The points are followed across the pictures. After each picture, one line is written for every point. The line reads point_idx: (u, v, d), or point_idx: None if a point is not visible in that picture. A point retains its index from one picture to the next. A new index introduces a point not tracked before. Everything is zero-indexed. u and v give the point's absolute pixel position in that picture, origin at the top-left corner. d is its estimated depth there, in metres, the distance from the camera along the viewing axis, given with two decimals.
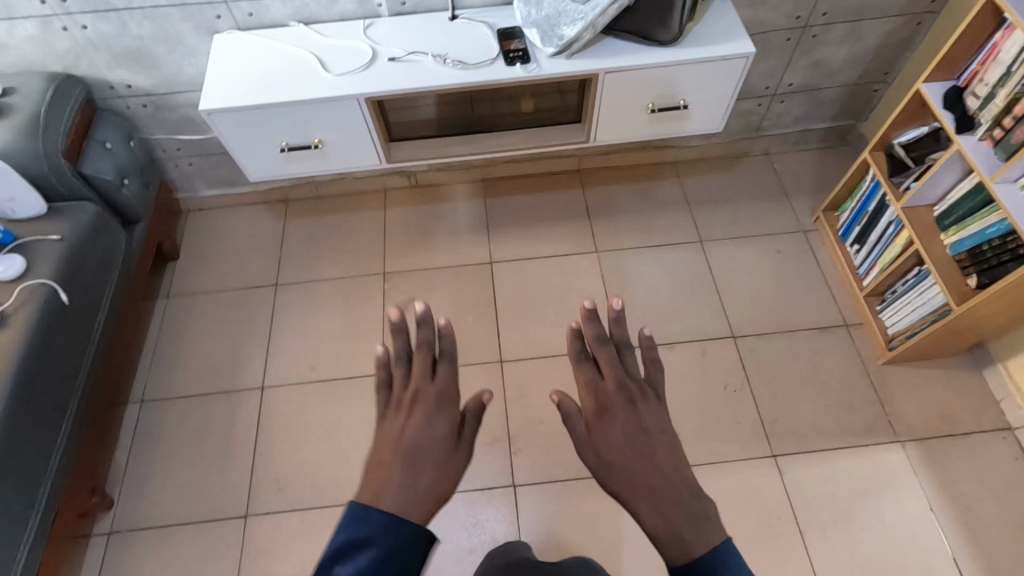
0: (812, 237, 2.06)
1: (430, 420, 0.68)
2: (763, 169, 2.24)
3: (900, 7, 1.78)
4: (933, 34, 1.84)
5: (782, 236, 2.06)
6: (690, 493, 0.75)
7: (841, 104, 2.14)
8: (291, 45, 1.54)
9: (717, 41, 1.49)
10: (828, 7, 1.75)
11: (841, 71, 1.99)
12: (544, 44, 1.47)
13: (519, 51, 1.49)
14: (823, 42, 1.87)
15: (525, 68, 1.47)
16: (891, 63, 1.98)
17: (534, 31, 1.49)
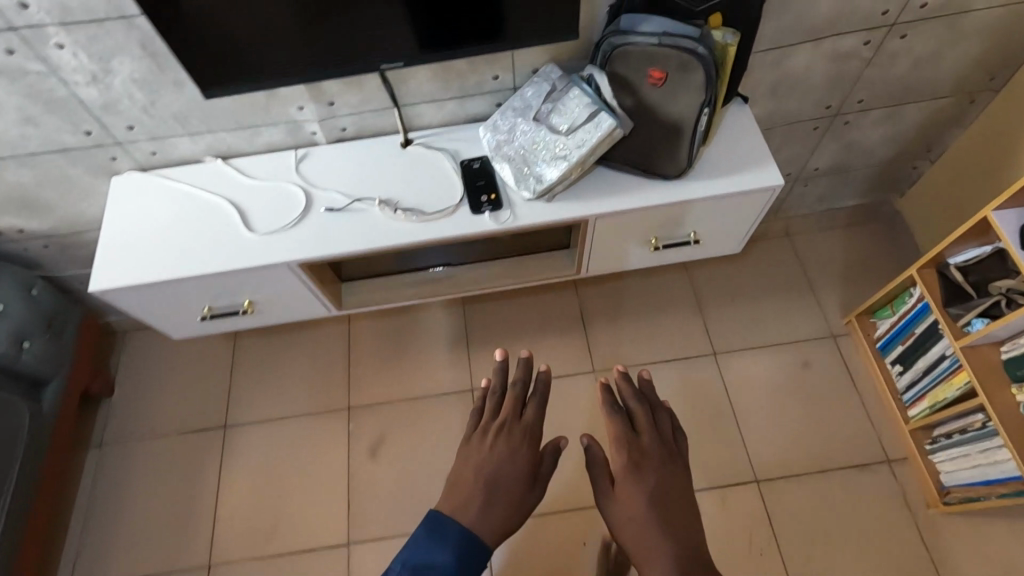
0: (845, 345, 1.77)
1: (513, 453, 0.92)
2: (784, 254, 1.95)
3: (951, 87, 1.47)
4: (989, 115, 1.52)
5: (810, 344, 1.78)
6: (708, 572, 0.82)
7: (873, 181, 1.83)
8: (209, 190, 1.24)
9: (738, 175, 1.19)
10: (864, 93, 1.44)
11: (876, 153, 1.68)
12: (518, 186, 1.18)
13: (489, 193, 1.19)
14: (856, 128, 1.56)
15: (496, 219, 1.17)
16: (936, 140, 1.67)
17: (507, 167, 1.19)
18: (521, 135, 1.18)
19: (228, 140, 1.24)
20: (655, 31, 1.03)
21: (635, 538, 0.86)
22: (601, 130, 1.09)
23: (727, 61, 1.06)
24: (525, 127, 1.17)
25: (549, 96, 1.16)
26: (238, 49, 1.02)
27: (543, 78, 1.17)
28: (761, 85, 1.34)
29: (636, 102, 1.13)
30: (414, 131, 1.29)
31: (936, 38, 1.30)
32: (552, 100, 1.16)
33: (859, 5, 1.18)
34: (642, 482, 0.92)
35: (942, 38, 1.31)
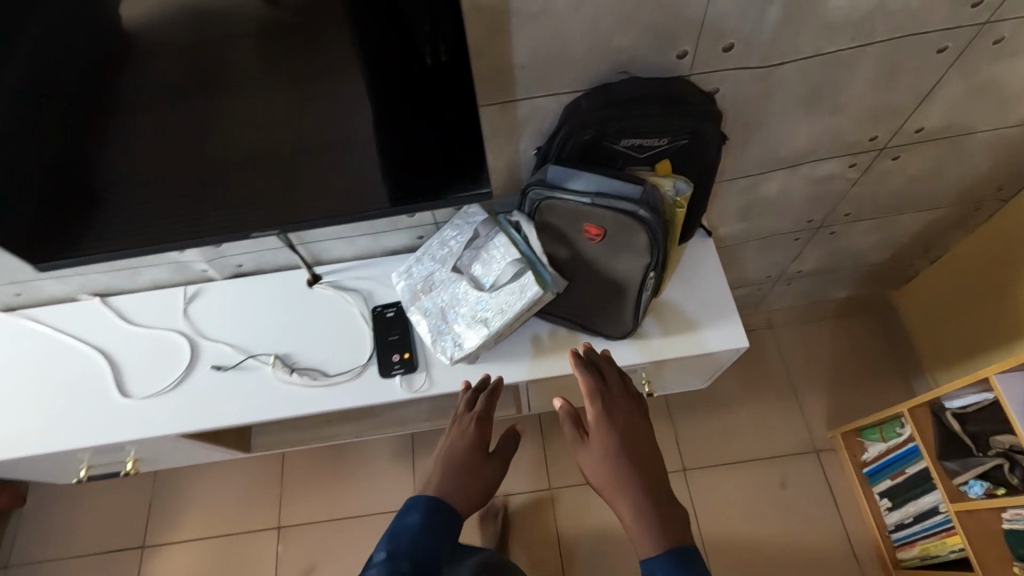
0: (829, 463, 1.60)
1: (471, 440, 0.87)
2: (764, 350, 1.77)
3: (952, 199, 1.28)
4: (995, 226, 1.34)
5: (789, 461, 1.61)
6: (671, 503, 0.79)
7: (865, 277, 1.65)
8: (81, 337, 1.07)
9: (695, 334, 1.01)
10: (850, 209, 1.26)
11: (866, 255, 1.50)
12: (433, 345, 1.00)
13: (400, 352, 1.01)
14: (843, 237, 1.38)
15: (408, 385, 1.00)
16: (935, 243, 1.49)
17: (422, 322, 1.01)
18: (438, 287, 1.00)
19: (104, 280, 1.08)
20: (586, 190, 0.85)
21: (602, 471, 0.82)
22: (529, 294, 0.92)
23: (674, 218, 0.89)
24: (444, 277, 1.00)
25: (470, 243, 0.99)
26: (143, 194, 0.86)
27: (464, 221, 1.01)
28: (729, 208, 1.16)
29: (571, 254, 0.96)
30: (322, 265, 1.12)
31: (934, 159, 1.12)
32: (473, 248, 0.98)
33: (840, 135, 1.00)
34: (618, 441, 0.83)
35: (940, 159, 1.12)
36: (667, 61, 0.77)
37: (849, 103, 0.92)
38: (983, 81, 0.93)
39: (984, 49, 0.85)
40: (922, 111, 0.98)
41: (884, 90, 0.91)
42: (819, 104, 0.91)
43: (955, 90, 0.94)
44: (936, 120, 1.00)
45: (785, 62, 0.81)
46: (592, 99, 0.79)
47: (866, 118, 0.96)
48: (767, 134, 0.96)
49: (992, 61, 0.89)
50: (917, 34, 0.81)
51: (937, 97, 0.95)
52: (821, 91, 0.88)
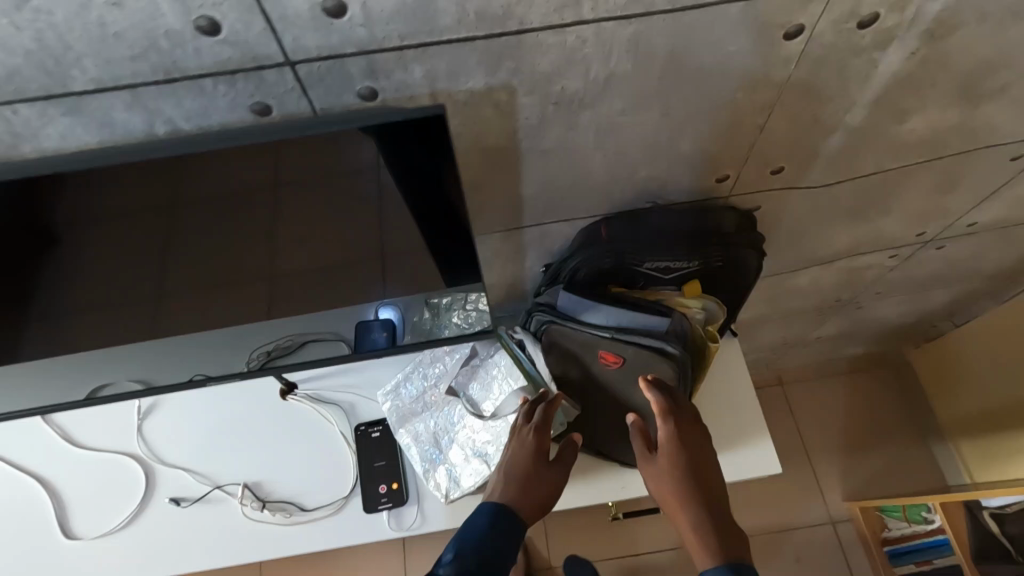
0: (844, 534, 1.52)
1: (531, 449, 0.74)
2: (775, 407, 1.67)
3: (990, 275, 1.18)
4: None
5: (804, 533, 1.52)
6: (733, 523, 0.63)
7: (885, 336, 1.55)
8: (17, 459, 0.92)
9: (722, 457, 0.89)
10: (881, 288, 1.15)
11: (888, 322, 1.40)
12: (425, 475, 0.87)
13: (388, 481, 0.89)
14: (869, 309, 1.27)
15: (398, 521, 0.87)
16: (963, 309, 1.39)
17: (412, 449, 0.88)
18: (430, 410, 0.87)
19: None
20: (607, 323, 0.72)
21: (663, 482, 0.65)
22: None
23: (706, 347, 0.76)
24: (438, 397, 0.87)
25: (467, 361, 0.86)
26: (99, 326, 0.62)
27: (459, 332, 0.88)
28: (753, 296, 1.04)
29: (583, 376, 0.84)
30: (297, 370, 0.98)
31: (980, 244, 1.01)
32: (470, 368, 0.86)
33: (884, 232, 0.88)
34: (687, 449, 0.66)
35: (986, 245, 1.02)
36: (704, 186, 0.65)
37: (901, 207, 0.80)
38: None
39: None
40: (978, 209, 0.86)
41: (941, 195, 0.80)
42: (868, 211, 0.79)
43: (1017, 191, 0.83)
44: (991, 215, 0.89)
45: (838, 180, 0.69)
46: (617, 226, 0.68)
47: (915, 217, 0.85)
48: (805, 238, 0.84)
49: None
50: (989, 149, 0.69)
51: (996, 198, 0.84)
52: (874, 199, 0.77)
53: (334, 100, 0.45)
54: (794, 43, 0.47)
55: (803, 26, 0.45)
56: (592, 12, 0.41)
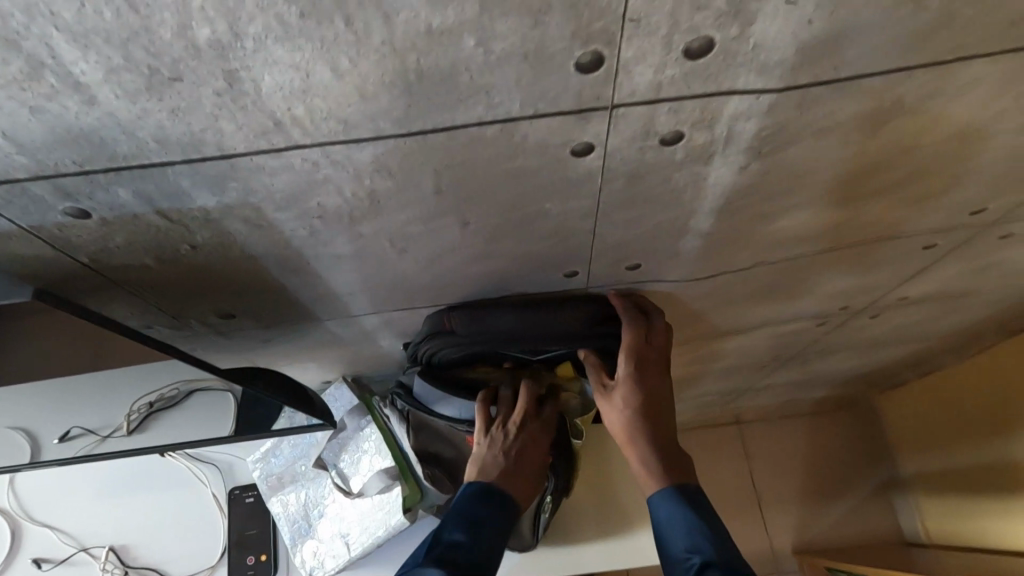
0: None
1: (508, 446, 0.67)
2: (732, 449, 1.59)
3: (944, 336, 1.08)
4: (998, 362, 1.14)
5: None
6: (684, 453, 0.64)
7: (844, 383, 1.45)
8: None
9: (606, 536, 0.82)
10: (820, 348, 1.06)
11: (842, 373, 1.31)
12: (292, 549, 0.81)
13: (257, 553, 0.83)
14: (814, 364, 1.18)
15: None
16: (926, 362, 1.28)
17: (282, 520, 0.83)
18: (302, 480, 0.83)
19: None
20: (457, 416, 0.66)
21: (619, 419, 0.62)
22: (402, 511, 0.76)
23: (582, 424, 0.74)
24: (309, 468, 0.83)
25: (334, 433, 0.82)
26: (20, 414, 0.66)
27: (333, 402, 0.86)
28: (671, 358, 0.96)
29: (457, 456, 0.78)
30: None
31: (923, 314, 0.92)
32: (338, 441, 0.81)
33: (802, 307, 0.80)
34: (645, 389, 0.62)
35: (931, 313, 0.92)
36: (553, 279, 0.57)
37: (810, 287, 0.72)
38: (985, 264, 0.73)
39: (988, 242, 0.65)
40: (905, 286, 0.77)
41: (854, 277, 0.71)
42: (770, 291, 0.71)
43: (948, 272, 0.73)
44: (924, 291, 0.80)
45: (716, 272, 0.61)
46: (462, 324, 0.60)
47: (832, 295, 0.76)
48: (706, 314, 0.76)
49: (995, 252, 0.68)
50: (893, 240, 0.61)
51: (924, 278, 0.74)
52: (773, 284, 0.68)
53: (38, 219, 0.39)
54: (588, 158, 0.39)
55: (591, 142, 0.38)
56: (305, 136, 0.34)
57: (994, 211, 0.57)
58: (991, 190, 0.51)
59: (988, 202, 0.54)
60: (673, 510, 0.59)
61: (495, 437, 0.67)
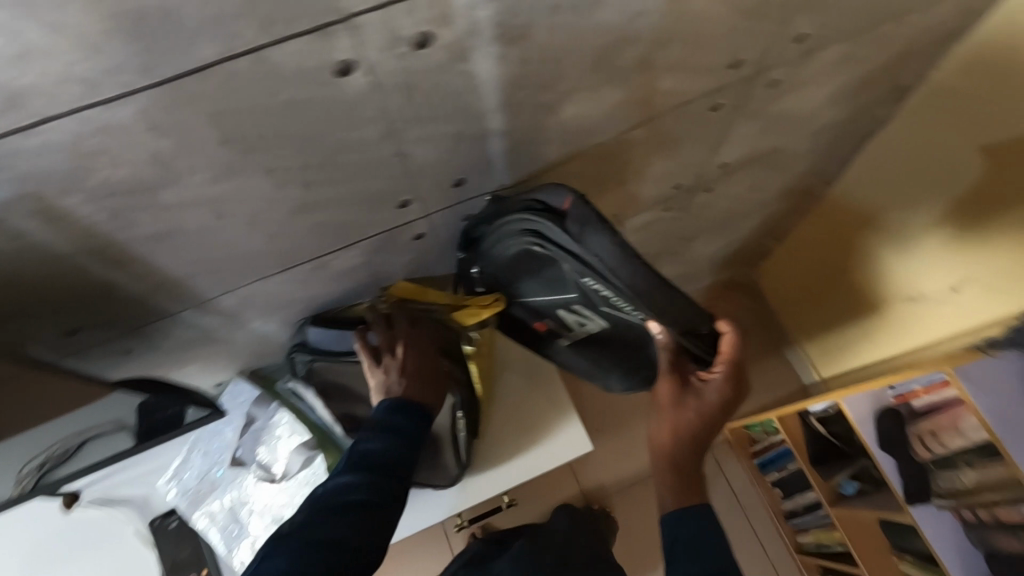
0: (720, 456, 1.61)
1: (408, 359, 0.72)
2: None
3: (780, 194, 1.22)
4: (831, 208, 1.30)
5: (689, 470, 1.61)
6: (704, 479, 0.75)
7: (723, 264, 1.60)
8: None
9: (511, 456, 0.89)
10: (682, 232, 1.17)
11: (715, 253, 1.45)
12: (231, 554, 0.82)
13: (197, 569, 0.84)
14: (685, 250, 1.30)
15: None
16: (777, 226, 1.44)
17: (212, 530, 0.82)
18: (223, 485, 0.83)
19: None
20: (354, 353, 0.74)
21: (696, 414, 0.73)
22: (328, 474, 0.79)
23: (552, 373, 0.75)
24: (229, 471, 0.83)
25: (244, 429, 0.82)
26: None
27: (234, 400, 0.85)
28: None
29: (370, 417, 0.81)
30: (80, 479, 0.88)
31: (749, 177, 1.04)
32: (251, 434, 0.82)
33: (641, 193, 0.88)
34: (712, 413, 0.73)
35: (754, 175, 1.05)
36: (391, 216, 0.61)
37: (635, 172, 0.80)
38: (773, 117, 0.83)
39: (761, 93, 0.75)
40: (721, 152, 0.87)
41: (670, 152, 0.79)
42: (602, 184, 0.78)
43: (747, 130, 0.84)
44: (739, 153, 0.91)
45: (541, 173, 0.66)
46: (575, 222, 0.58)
47: (661, 175, 0.85)
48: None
49: (773, 102, 0.78)
50: (681, 107, 0.69)
51: (729, 141, 0.84)
52: (600, 176, 0.75)
53: None
54: (353, 77, 0.42)
55: (347, 60, 0.41)
56: (49, 106, 0.34)
57: (748, 60, 0.65)
58: (734, 39, 0.60)
59: (738, 50, 0.62)
60: (695, 526, 0.67)
61: (393, 352, 0.73)
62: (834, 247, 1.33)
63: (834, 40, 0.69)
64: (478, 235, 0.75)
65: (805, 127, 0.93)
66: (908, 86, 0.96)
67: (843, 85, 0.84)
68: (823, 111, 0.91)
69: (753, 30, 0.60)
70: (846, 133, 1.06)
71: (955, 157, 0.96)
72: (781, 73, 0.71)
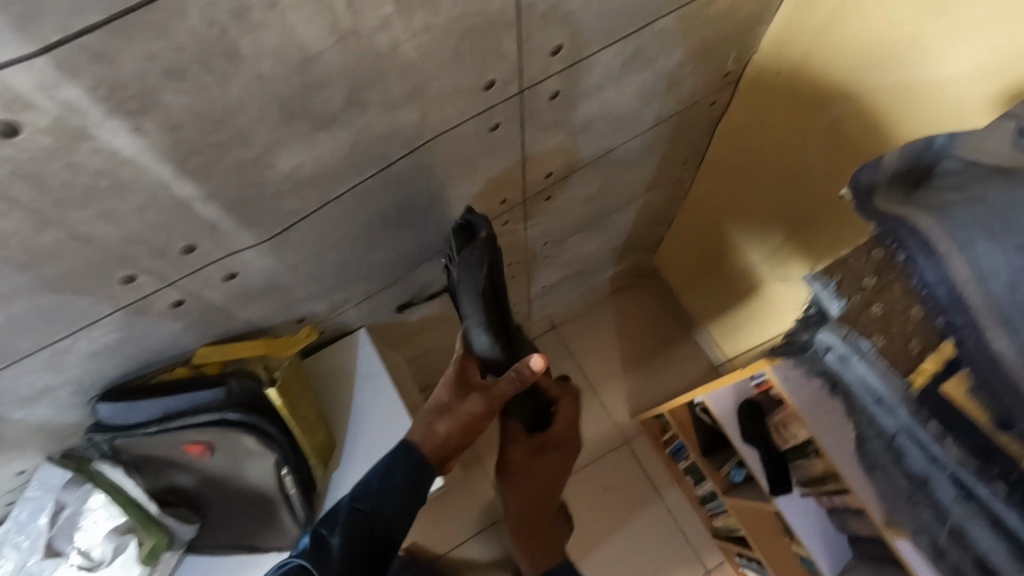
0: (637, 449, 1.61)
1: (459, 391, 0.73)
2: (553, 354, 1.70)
3: (644, 187, 1.19)
4: (702, 193, 1.27)
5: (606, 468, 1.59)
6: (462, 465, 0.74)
7: (619, 255, 1.57)
8: None
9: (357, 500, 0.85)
10: (545, 237, 1.14)
11: (601, 248, 1.42)
12: None
13: None
14: (561, 251, 1.27)
15: None
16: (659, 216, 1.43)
17: None
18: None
19: None
20: (152, 417, 0.71)
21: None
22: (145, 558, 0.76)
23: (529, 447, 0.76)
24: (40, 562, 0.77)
25: (53, 517, 0.76)
26: None
27: (42, 484, 0.78)
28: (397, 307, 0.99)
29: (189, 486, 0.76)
30: None
31: (592, 178, 1.00)
32: (64, 521, 0.76)
33: (458, 216, 0.84)
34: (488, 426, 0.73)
35: (597, 176, 1.02)
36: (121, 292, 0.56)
37: (435, 200, 0.76)
38: (578, 124, 0.80)
39: (544, 106, 0.71)
40: (536, 163, 0.83)
41: (467, 175, 0.75)
42: (397, 218, 0.74)
43: (553, 140, 0.80)
44: (559, 162, 0.87)
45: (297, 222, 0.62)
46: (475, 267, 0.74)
47: (472, 196, 0.81)
48: (363, 260, 0.78)
49: (567, 111, 0.75)
50: (447, 135, 0.64)
51: (536, 152, 0.81)
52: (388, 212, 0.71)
53: None
54: None
55: None
56: None
57: (502, 79, 0.61)
58: (465, 62, 0.55)
59: (482, 73, 0.58)
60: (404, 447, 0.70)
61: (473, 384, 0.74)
62: (711, 230, 1.32)
63: (601, 45, 0.66)
64: (263, 289, 0.70)
65: (630, 126, 0.90)
66: (733, 73, 0.94)
67: (649, 82, 0.81)
68: (642, 109, 0.88)
69: (485, 51, 0.56)
70: (688, 124, 1.03)
71: (781, 139, 0.94)
72: (555, 84, 0.68)
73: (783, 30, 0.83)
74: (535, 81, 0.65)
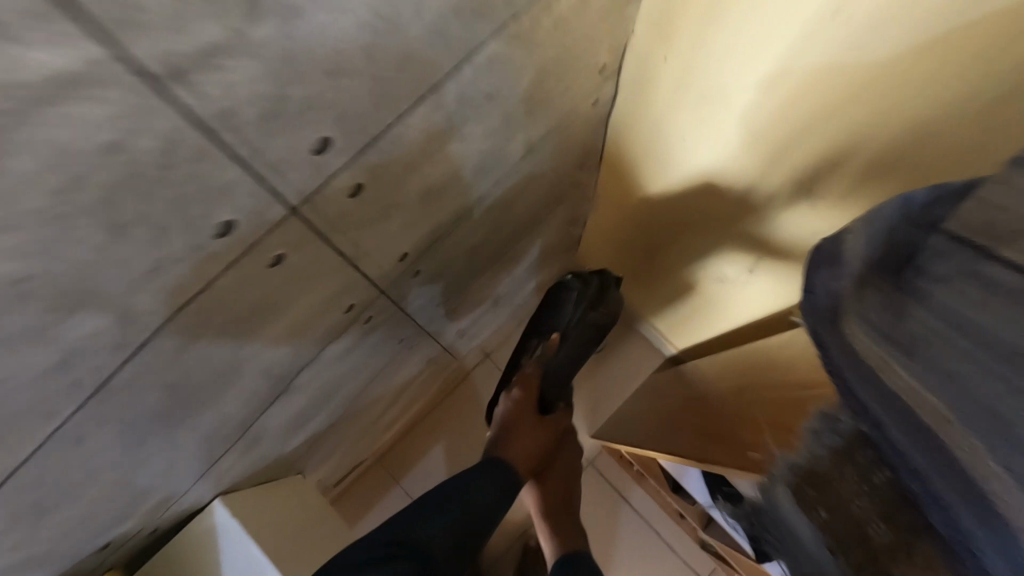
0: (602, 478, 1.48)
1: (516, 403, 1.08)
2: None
3: (544, 205, 0.98)
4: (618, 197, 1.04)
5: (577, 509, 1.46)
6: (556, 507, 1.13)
7: (539, 268, 1.36)
8: None
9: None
10: (437, 297, 0.92)
11: (515, 272, 1.21)
12: None
13: None
14: (465, 298, 1.06)
15: None
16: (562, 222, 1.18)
17: None
18: None
19: None
20: None
21: (558, 476, 1.16)
22: None
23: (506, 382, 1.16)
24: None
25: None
26: None
27: None
28: (257, 447, 0.77)
29: None
30: None
31: (471, 229, 0.78)
32: None
33: (293, 352, 0.62)
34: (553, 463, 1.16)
35: (478, 226, 0.80)
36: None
37: (239, 361, 0.53)
38: (417, 198, 0.57)
39: (347, 207, 0.48)
40: (378, 256, 0.61)
41: (272, 317, 0.52)
42: (184, 408, 0.51)
43: (389, 228, 0.58)
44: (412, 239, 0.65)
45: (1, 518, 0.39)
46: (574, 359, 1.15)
47: (299, 326, 0.59)
48: (163, 461, 0.55)
49: (391, 196, 0.52)
50: (195, 306, 0.41)
51: (372, 249, 0.58)
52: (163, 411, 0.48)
53: None
54: None
55: None
56: None
57: (244, 212, 0.38)
58: (144, 222, 0.32)
59: (196, 219, 0.36)
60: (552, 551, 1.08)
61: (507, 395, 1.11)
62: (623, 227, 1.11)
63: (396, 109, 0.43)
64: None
65: (495, 168, 0.69)
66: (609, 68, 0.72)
67: (502, 119, 0.59)
68: (503, 145, 0.66)
69: (177, 195, 0.33)
70: (573, 136, 0.82)
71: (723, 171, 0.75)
72: (350, 179, 0.45)
73: (662, 5, 0.62)
74: (313, 191, 0.42)
